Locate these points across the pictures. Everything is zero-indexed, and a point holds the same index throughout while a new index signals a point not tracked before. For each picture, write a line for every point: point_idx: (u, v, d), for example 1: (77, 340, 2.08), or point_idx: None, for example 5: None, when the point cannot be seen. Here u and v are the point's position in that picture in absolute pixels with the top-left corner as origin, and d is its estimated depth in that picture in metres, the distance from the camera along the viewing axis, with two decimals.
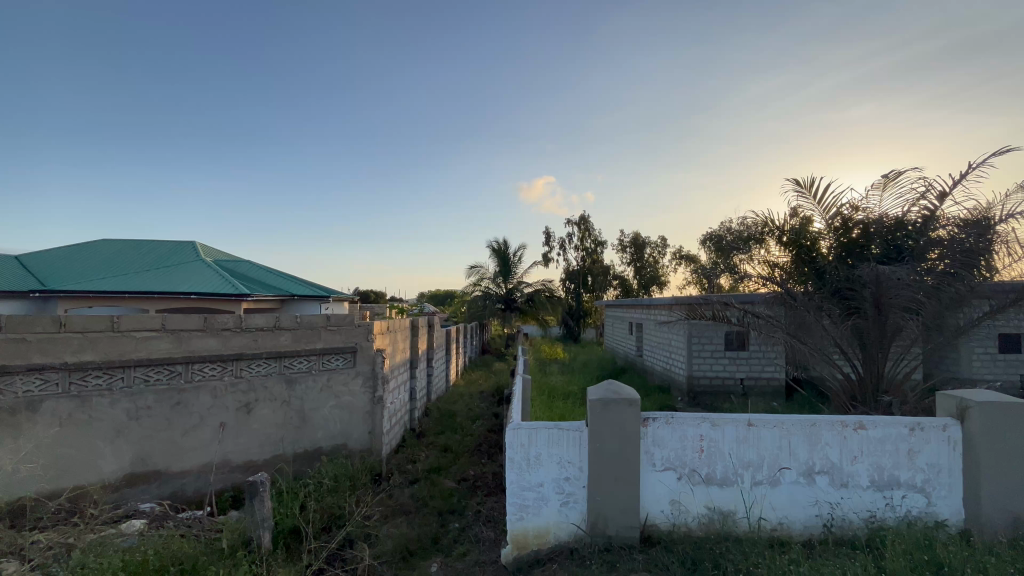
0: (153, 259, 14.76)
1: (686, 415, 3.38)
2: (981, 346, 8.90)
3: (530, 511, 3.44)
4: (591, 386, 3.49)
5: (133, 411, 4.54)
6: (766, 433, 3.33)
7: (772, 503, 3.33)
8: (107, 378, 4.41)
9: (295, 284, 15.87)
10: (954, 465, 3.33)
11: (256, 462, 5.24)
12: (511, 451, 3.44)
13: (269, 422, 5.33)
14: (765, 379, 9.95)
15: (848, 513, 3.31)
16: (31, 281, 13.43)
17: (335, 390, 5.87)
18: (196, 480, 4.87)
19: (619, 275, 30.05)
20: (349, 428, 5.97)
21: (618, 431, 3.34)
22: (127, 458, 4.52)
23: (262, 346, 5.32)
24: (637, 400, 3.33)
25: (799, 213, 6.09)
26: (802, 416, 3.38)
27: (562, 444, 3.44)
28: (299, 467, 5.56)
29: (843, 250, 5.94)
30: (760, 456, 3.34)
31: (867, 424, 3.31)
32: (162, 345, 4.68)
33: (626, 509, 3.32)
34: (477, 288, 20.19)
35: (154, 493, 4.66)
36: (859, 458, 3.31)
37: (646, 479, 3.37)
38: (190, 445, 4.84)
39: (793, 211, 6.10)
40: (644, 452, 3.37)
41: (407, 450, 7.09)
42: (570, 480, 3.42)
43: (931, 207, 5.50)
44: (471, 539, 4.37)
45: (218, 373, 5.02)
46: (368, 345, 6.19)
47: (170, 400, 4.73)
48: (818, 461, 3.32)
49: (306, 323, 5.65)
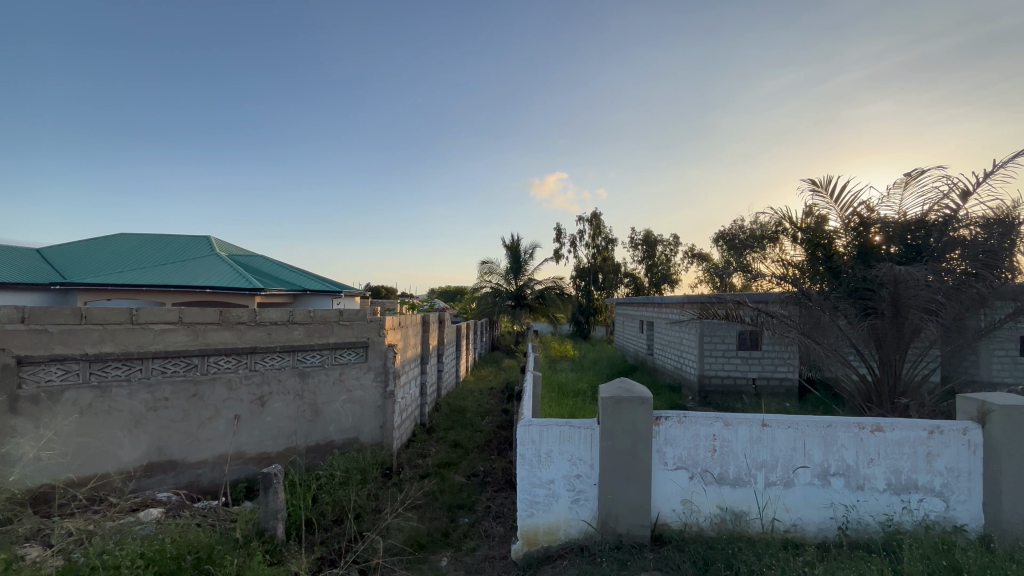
0: (169, 253, 14.98)
1: (699, 414, 3.36)
2: (1002, 349, 8.76)
3: (540, 508, 3.44)
4: (603, 384, 3.47)
5: (151, 402, 4.60)
6: (780, 433, 3.30)
7: (786, 504, 3.30)
8: (125, 369, 4.48)
9: (307, 279, 16.02)
10: (974, 469, 3.28)
11: (269, 454, 5.29)
12: (523, 447, 3.44)
13: (282, 415, 5.38)
14: (777, 379, 9.86)
15: (864, 515, 3.26)
16: (51, 274, 13.67)
17: (348, 385, 5.92)
18: (211, 471, 4.93)
19: (630, 274, 29.89)
20: (361, 422, 6.02)
21: (630, 429, 3.32)
22: (144, 448, 4.58)
23: (276, 340, 5.37)
24: (650, 399, 3.30)
25: (814, 212, 6.01)
26: (817, 417, 3.34)
27: (573, 441, 3.42)
28: (311, 460, 5.61)
29: (860, 249, 5.84)
30: (774, 457, 3.31)
31: (884, 426, 3.27)
32: (179, 338, 4.73)
33: (637, 508, 3.31)
34: (488, 284, 20.26)
35: (170, 483, 4.73)
36: (875, 460, 3.27)
37: (657, 478, 3.36)
38: (205, 436, 4.90)
39: (808, 210, 6.03)
40: (655, 451, 3.35)
41: (417, 444, 7.15)
42: (581, 477, 3.41)
43: (953, 206, 5.40)
44: (481, 534, 4.39)
45: (233, 366, 5.08)
46: (380, 340, 6.23)
47: (187, 392, 4.78)
48: (833, 463, 3.28)
49: (319, 318, 5.69)
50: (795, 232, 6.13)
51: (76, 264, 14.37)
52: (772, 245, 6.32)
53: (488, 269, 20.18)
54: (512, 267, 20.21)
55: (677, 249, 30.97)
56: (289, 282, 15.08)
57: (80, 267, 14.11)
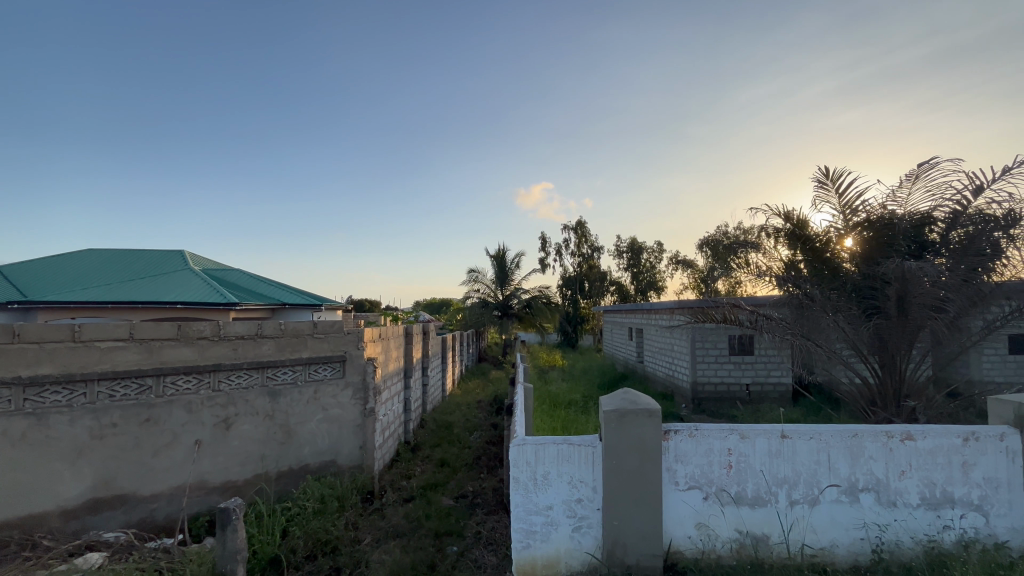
0: (140, 269, 14.36)
1: (711, 426, 3.01)
2: (993, 348, 8.60)
3: (538, 538, 3.05)
4: (605, 397, 3.10)
5: (97, 429, 4.13)
6: (802, 446, 2.96)
7: (813, 526, 2.95)
8: (67, 394, 4.00)
9: (286, 292, 15.48)
10: (1014, 479, 2.96)
11: (235, 483, 4.82)
12: (516, 470, 3.05)
13: (250, 438, 4.92)
14: (771, 384, 9.59)
15: (899, 537, 2.92)
16: (11, 292, 12.93)
17: (323, 403, 5.48)
18: (167, 504, 4.45)
19: (617, 280, 29.61)
20: (339, 443, 5.58)
21: (635, 446, 2.95)
22: (88, 481, 4.09)
23: (243, 356, 4.92)
24: (658, 411, 2.94)
25: (793, 214, 5.86)
26: (841, 425, 3.01)
27: (573, 461, 3.04)
28: (283, 487, 5.14)
29: (879, 247, 5.48)
30: (796, 472, 2.96)
31: (916, 434, 2.94)
32: (130, 356, 4.28)
33: (646, 534, 2.94)
34: (473, 294, 19.86)
35: (120, 520, 4.23)
36: (908, 473, 2.94)
37: (668, 500, 2.99)
38: (161, 465, 4.43)
39: (787, 213, 5.88)
40: (665, 469, 2.99)
41: (401, 464, 6.70)
42: (582, 502, 3.03)
43: (963, 203, 5.13)
44: (471, 565, 3.98)
45: (194, 387, 4.62)
46: (358, 354, 5.81)
47: (139, 417, 4.32)
48: (862, 477, 2.94)
49: (290, 330, 5.26)
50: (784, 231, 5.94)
51: (40, 281, 13.64)
52: (757, 249, 6.17)
53: (474, 278, 19.83)
54: (498, 278, 19.83)
55: (662, 255, 30.85)
56: (267, 297, 14.53)
57: (44, 284, 13.41)
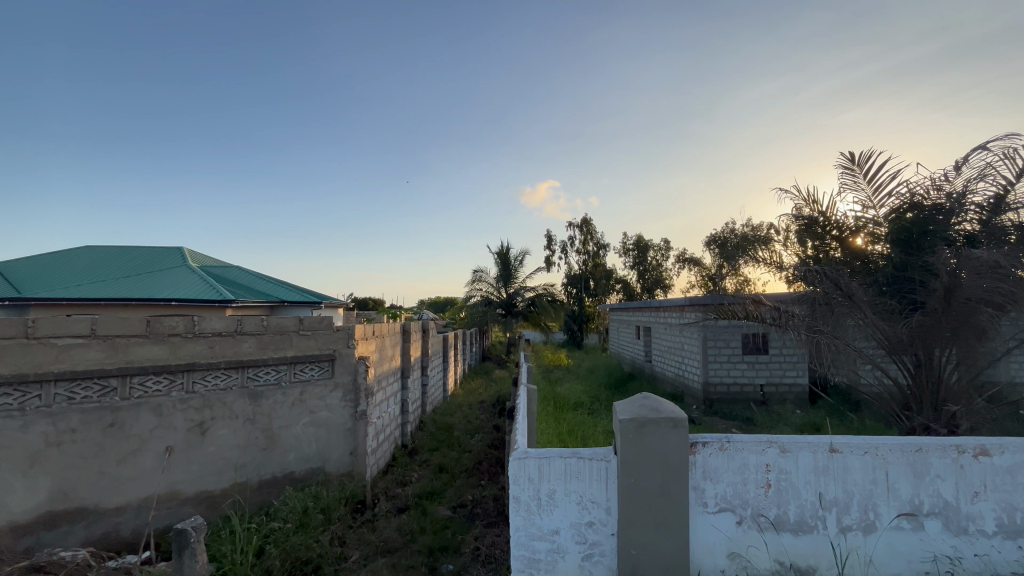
0: (137, 265, 14.04)
1: (745, 437, 2.56)
2: None
3: (542, 567, 2.62)
4: (620, 404, 2.65)
5: (54, 435, 3.72)
6: (854, 461, 2.50)
7: (868, 556, 2.50)
8: (18, 396, 3.59)
9: (286, 290, 15.13)
10: None
11: (211, 492, 4.41)
12: (516, 488, 2.62)
13: (228, 444, 4.51)
14: (787, 385, 9.07)
15: (971, 570, 2.47)
16: (5, 288, 12.64)
17: (310, 405, 5.05)
18: (134, 517, 4.05)
19: (623, 279, 29.09)
20: (327, 449, 5.16)
21: (658, 460, 2.50)
22: (44, 494, 3.69)
23: (221, 355, 4.49)
24: (683, 420, 2.49)
25: (803, 211, 5.56)
26: (901, 437, 2.55)
27: (583, 477, 2.60)
28: (264, 496, 4.73)
29: (912, 236, 5.07)
30: (847, 493, 2.51)
31: (992, 449, 2.47)
32: (91, 355, 3.85)
33: (670, 565, 2.50)
34: (476, 292, 19.38)
35: (81, 536, 3.83)
36: (982, 495, 2.48)
37: (695, 525, 2.54)
38: (128, 475, 4.03)
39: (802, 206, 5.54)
40: (691, 488, 2.54)
41: (397, 470, 6.28)
42: (594, 526, 2.59)
43: (1004, 185, 4.64)
44: None
45: (165, 388, 4.21)
46: (348, 352, 5.38)
47: (102, 422, 3.91)
48: (926, 500, 2.49)
49: (274, 327, 4.82)
50: (793, 224, 5.67)
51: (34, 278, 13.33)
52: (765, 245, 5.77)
53: (478, 277, 19.42)
54: (501, 275, 19.38)
55: (669, 253, 30.27)
56: (265, 294, 14.16)
57: (39, 281, 13.12)
